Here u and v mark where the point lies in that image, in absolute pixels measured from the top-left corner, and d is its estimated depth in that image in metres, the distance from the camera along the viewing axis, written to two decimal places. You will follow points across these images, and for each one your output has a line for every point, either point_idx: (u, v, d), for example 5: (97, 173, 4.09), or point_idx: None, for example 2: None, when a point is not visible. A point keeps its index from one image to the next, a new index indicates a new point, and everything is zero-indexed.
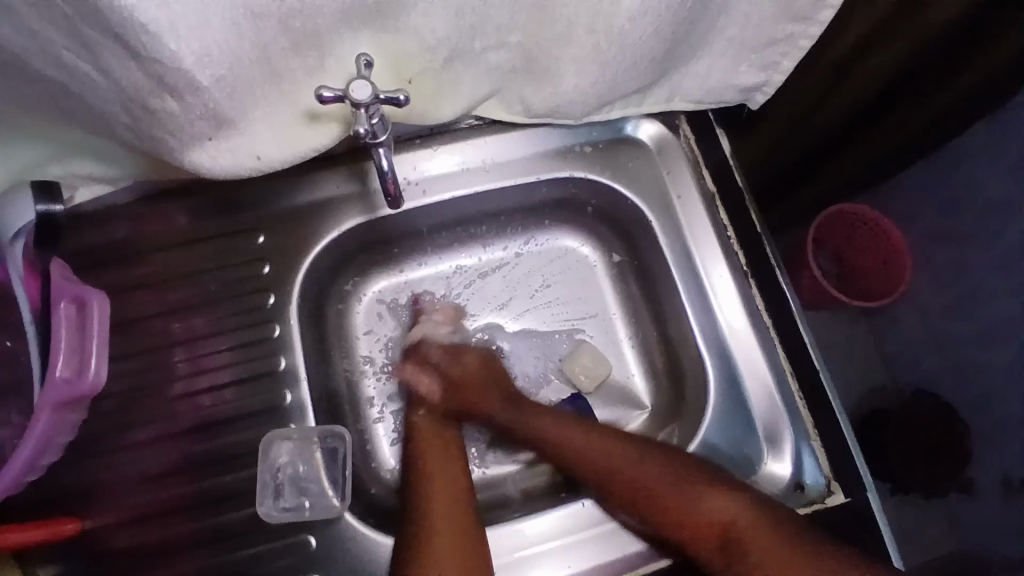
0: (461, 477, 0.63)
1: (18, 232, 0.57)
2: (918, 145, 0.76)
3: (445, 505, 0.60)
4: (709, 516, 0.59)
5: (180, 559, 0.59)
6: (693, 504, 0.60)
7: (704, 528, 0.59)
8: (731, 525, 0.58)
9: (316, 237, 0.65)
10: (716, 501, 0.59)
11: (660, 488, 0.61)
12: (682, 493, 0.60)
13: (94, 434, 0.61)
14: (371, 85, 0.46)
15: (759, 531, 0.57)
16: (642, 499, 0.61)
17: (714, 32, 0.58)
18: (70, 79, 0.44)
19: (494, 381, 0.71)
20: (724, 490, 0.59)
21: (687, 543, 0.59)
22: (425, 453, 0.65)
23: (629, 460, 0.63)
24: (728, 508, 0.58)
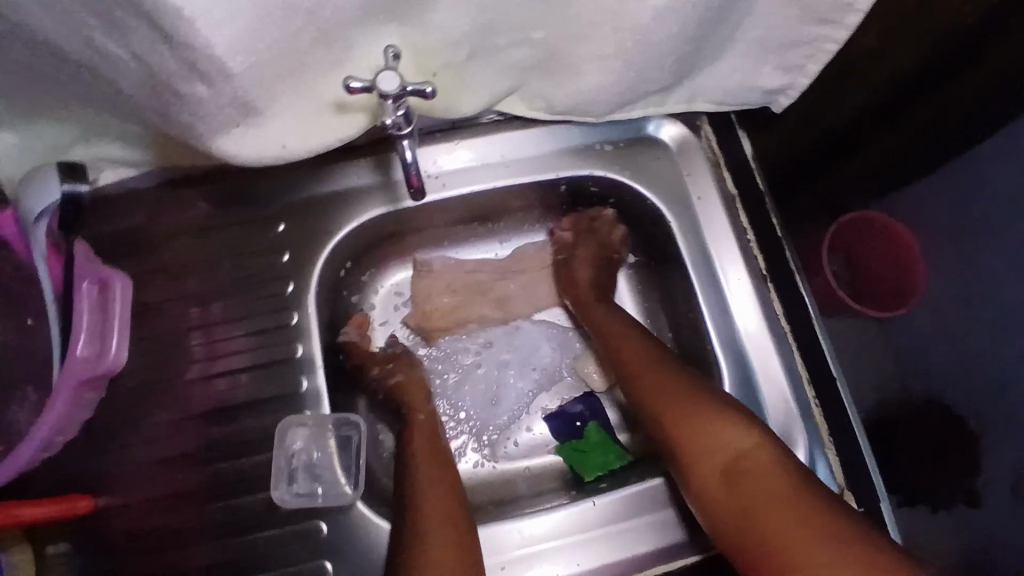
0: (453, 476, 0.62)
1: (43, 213, 0.58)
2: (932, 146, 0.75)
3: (439, 497, 0.58)
4: (719, 440, 0.55)
5: (193, 541, 0.60)
6: (708, 418, 0.56)
7: (713, 451, 0.55)
8: (740, 456, 0.54)
9: (336, 227, 0.66)
10: (730, 427, 0.55)
11: (681, 404, 0.58)
12: (703, 409, 0.57)
13: (111, 414, 0.62)
14: (399, 77, 0.47)
15: (767, 466, 0.52)
16: (663, 406, 0.59)
17: (741, 34, 0.58)
18: (102, 62, 0.44)
19: (597, 274, 0.74)
20: (744, 420, 0.55)
21: (689, 464, 0.56)
22: (421, 450, 0.63)
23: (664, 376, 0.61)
24: (740, 437, 0.54)
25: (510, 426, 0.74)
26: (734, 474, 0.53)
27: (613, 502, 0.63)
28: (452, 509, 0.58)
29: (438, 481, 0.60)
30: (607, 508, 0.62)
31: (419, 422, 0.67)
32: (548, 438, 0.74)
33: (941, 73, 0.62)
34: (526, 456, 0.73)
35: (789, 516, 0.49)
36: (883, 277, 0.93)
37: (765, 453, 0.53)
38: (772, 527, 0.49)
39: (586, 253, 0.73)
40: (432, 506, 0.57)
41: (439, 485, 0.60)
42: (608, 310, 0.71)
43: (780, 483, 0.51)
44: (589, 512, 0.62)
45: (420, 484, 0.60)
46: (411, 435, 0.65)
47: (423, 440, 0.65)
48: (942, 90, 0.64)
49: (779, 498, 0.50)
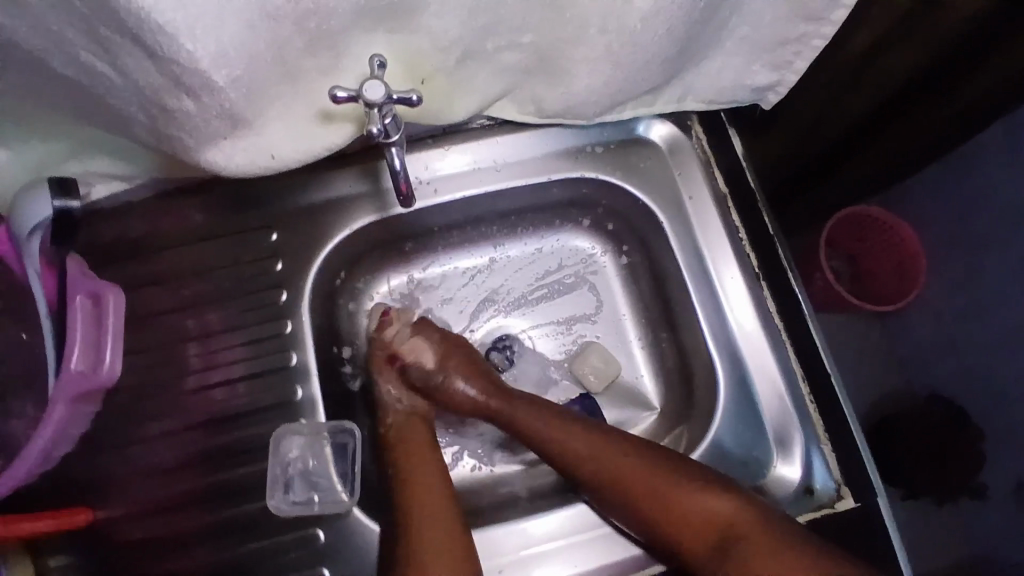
0: (434, 464, 0.65)
1: (34, 228, 0.56)
2: (933, 148, 0.74)
3: (428, 494, 0.61)
4: (702, 514, 0.57)
5: (192, 552, 0.60)
6: (685, 498, 0.58)
7: (699, 526, 0.57)
8: (726, 525, 0.56)
9: (328, 235, 0.66)
10: (708, 499, 0.57)
11: (648, 485, 0.59)
12: (673, 486, 0.59)
13: (109, 427, 0.62)
14: (385, 85, 0.47)
15: (754, 528, 0.55)
16: (630, 491, 0.60)
17: (728, 33, 0.58)
18: (88, 78, 0.45)
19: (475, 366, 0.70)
20: (718, 488, 0.58)
21: (681, 541, 0.58)
22: (398, 449, 0.66)
23: (619, 458, 0.61)
24: (720, 506, 0.57)
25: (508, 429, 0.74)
26: (727, 542, 0.56)
27: None
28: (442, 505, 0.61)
29: (426, 480, 0.63)
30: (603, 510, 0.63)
31: (398, 431, 0.68)
32: None
33: (941, 74, 0.62)
34: (525, 458, 0.73)
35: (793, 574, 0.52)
36: (881, 272, 0.93)
37: (747, 515, 0.56)
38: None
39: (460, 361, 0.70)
40: (416, 499, 0.61)
41: (429, 482, 0.62)
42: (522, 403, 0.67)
43: (770, 539, 0.54)
44: (584, 514, 0.63)
45: (410, 480, 0.63)
46: (393, 437, 0.67)
47: (403, 442, 0.66)
48: (940, 94, 0.64)
49: (775, 553, 0.53)
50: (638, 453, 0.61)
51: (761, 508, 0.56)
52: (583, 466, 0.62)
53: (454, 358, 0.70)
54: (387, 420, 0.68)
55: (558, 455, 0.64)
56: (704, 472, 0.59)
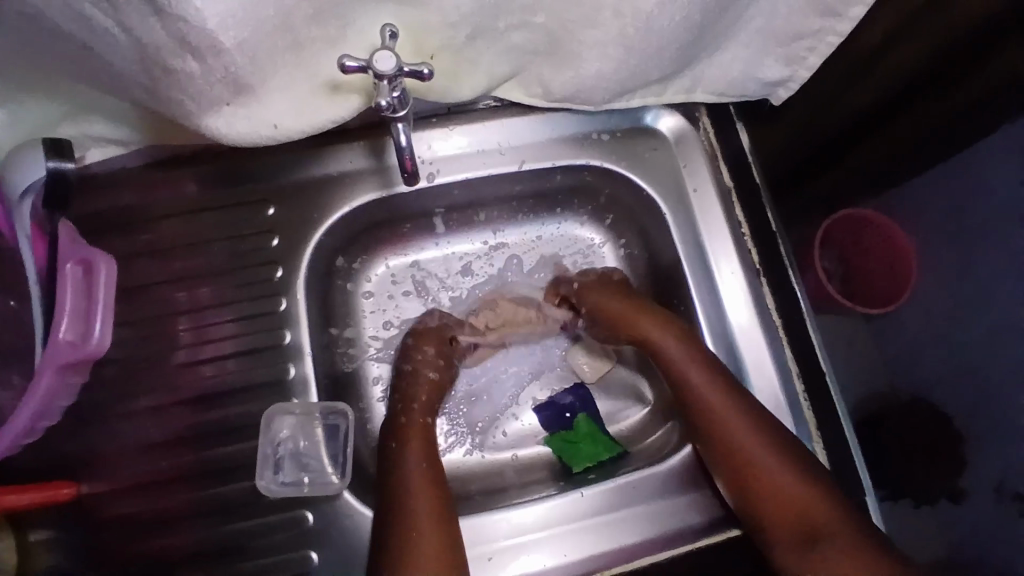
0: (438, 481, 0.60)
1: (26, 191, 0.55)
2: (925, 147, 0.75)
3: (428, 503, 0.57)
4: (786, 492, 0.56)
5: (179, 528, 0.59)
6: (779, 471, 0.57)
7: (786, 506, 0.56)
8: (807, 509, 0.55)
9: (325, 213, 0.65)
10: (791, 478, 0.56)
11: (749, 453, 0.58)
12: (764, 463, 0.58)
13: (94, 399, 0.60)
14: (395, 57, 0.45)
15: (838, 519, 0.54)
16: (731, 451, 0.59)
17: (742, 23, 0.57)
18: (87, 35, 0.43)
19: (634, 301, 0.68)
20: (814, 473, 0.57)
21: (759, 514, 0.57)
22: (415, 454, 0.61)
23: (728, 411, 0.60)
24: (807, 489, 0.56)
25: (501, 416, 0.74)
26: (814, 535, 0.53)
27: (599, 493, 0.63)
28: (439, 504, 0.58)
29: (429, 484, 0.59)
30: (595, 500, 0.62)
31: (420, 425, 0.65)
32: (538, 429, 0.73)
33: (949, 71, 0.61)
34: (516, 446, 0.72)
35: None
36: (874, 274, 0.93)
37: (838, 510, 0.54)
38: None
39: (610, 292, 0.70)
40: (421, 503, 0.57)
41: (428, 491, 0.58)
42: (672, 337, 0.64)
43: (854, 544, 0.52)
44: (577, 503, 0.62)
45: (410, 488, 0.58)
46: (407, 436, 0.63)
47: (420, 445, 0.62)
48: (948, 89, 0.63)
49: (854, 556, 0.51)
50: (744, 408, 0.60)
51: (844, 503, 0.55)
52: (698, 410, 0.61)
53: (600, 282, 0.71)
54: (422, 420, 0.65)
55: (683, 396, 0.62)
56: (789, 450, 0.58)
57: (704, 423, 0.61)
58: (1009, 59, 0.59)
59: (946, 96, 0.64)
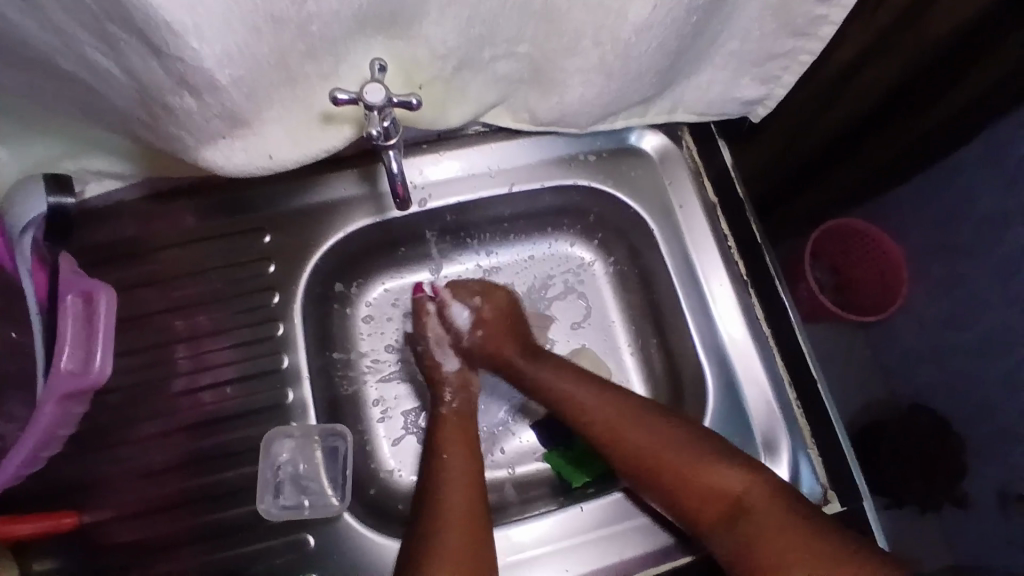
0: (476, 476, 0.61)
1: (26, 226, 0.57)
2: (906, 160, 0.77)
3: (460, 500, 0.58)
4: (713, 485, 0.57)
5: (178, 556, 0.59)
6: (702, 467, 0.58)
7: (714, 500, 0.57)
8: (739, 495, 0.56)
9: (321, 239, 0.66)
10: (718, 470, 0.58)
11: (670, 461, 0.59)
12: (686, 462, 0.59)
13: (94, 429, 0.61)
14: (385, 89, 0.47)
15: (768, 502, 0.55)
16: (655, 464, 0.59)
17: (718, 46, 0.59)
18: (87, 75, 0.45)
19: (514, 332, 0.70)
20: (742, 463, 0.58)
21: (693, 513, 0.58)
22: (447, 447, 0.63)
23: (642, 428, 0.61)
24: (733, 478, 0.57)
25: (499, 433, 0.74)
26: (742, 516, 0.56)
27: (599, 507, 0.63)
28: (470, 501, 0.59)
29: (462, 473, 0.61)
30: (594, 514, 0.63)
31: (443, 416, 0.67)
32: (536, 446, 0.74)
33: (925, 85, 0.64)
34: (514, 463, 0.73)
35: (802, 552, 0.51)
36: (865, 283, 0.95)
37: (766, 490, 0.56)
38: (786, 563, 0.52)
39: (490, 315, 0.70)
40: (450, 499, 0.58)
41: (462, 485, 0.60)
42: (546, 363, 0.68)
43: (781, 520, 0.54)
44: (576, 517, 0.63)
45: (444, 484, 0.60)
46: (441, 433, 0.65)
47: (456, 439, 0.64)
48: (926, 102, 0.66)
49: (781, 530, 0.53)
50: (658, 421, 0.61)
51: (773, 484, 0.56)
52: (614, 432, 0.62)
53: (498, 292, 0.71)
54: (440, 413, 0.67)
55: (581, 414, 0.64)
56: (709, 444, 0.59)
57: (620, 442, 0.61)
58: (991, 70, 0.61)
59: (924, 107, 0.66)
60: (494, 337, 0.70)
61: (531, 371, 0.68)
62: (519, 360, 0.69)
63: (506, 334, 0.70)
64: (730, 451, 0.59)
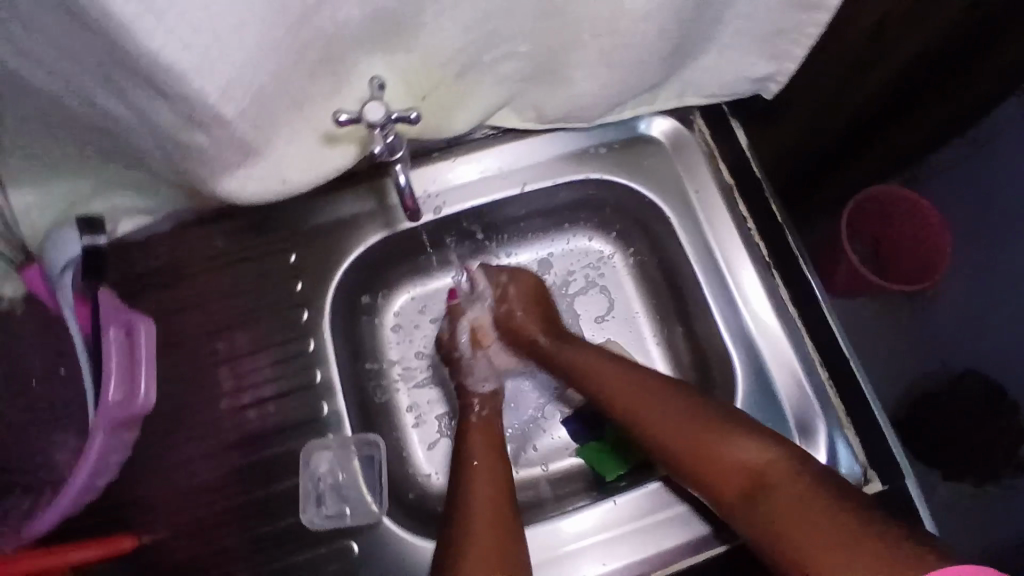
0: (505, 479, 0.62)
1: (66, 265, 0.60)
2: (944, 116, 0.73)
3: (487, 498, 0.59)
4: (736, 461, 0.53)
5: (232, 568, 0.61)
6: (727, 442, 0.54)
7: (736, 477, 0.53)
8: (762, 469, 0.52)
9: (342, 254, 0.68)
10: (746, 445, 0.54)
11: (691, 434, 0.56)
12: (710, 435, 0.55)
13: (144, 453, 0.64)
14: (383, 106, 0.48)
15: (794, 480, 0.50)
16: (673, 440, 0.57)
17: (721, 26, 0.58)
18: (102, 119, 0.47)
19: (542, 307, 0.73)
20: (766, 439, 0.54)
21: (716, 488, 0.54)
22: (475, 454, 0.64)
23: (657, 405, 0.60)
24: (758, 453, 0.53)
25: (530, 432, 0.75)
26: (761, 493, 0.50)
27: (636, 500, 0.63)
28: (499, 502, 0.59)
29: (492, 472, 0.62)
30: (630, 507, 0.63)
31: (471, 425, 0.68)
32: (568, 442, 0.74)
33: (956, 40, 0.60)
34: (547, 460, 0.73)
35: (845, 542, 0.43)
36: (902, 252, 0.92)
37: (793, 467, 0.51)
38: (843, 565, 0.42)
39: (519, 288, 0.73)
40: (479, 497, 0.58)
41: (489, 486, 0.60)
42: (571, 345, 0.69)
43: (810, 494, 0.48)
44: (612, 511, 0.63)
45: (475, 483, 0.60)
46: (470, 439, 0.66)
47: (483, 442, 0.65)
48: (958, 55, 0.62)
49: (808, 504, 0.47)
50: (674, 398, 0.59)
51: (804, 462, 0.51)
52: (627, 411, 0.61)
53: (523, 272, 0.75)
54: (468, 419, 0.68)
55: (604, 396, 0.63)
56: (748, 423, 0.56)
57: (637, 421, 0.60)
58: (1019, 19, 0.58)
59: (955, 60, 0.63)
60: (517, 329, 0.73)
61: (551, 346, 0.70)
62: (542, 341, 0.71)
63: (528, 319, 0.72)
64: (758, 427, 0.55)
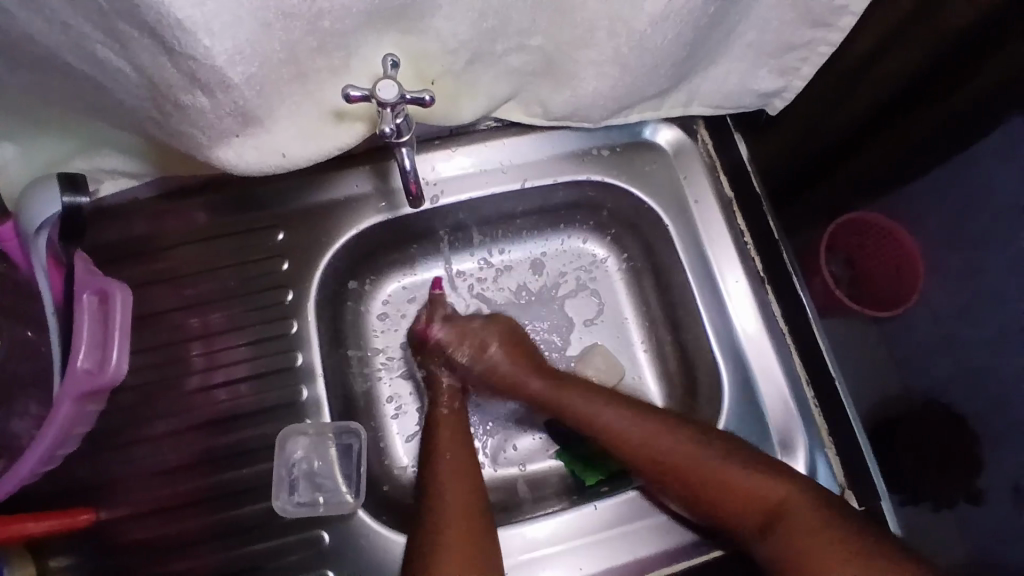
0: (473, 474, 0.61)
1: (42, 225, 0.56)
2: (920, 153, 0.76)
3: (458, 496, 0.59)
4: (757, 491, 0.56)
5: (195, 551, 0.59)
6: (742, 479, 0.57)
7: (753, 504, 0.56)
8: (781, 504, 0.56)
9: (333, 236, 0.66)
10: (758, 479, 0.57)
11: (700, 474, 0.58)
12: (723, 470, 0.58)
13: (110, 427, 0.62)
14: (398, 85, 0.47)
15: (810, 508, 0.55)
16: (687, 479, 0.59)
17: (733, 38, 0.58)
18: (99, 72, 0.45)
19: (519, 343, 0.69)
20: (766, 467, 0.57)
21: (733, 520, 0.57)
22: (443, 448, 0.63)
23: (666, 436, 0.60)
24: (775, 486, 0.56)
25: (511, 430, 0.74)
26: (777, 525, 0.55)
27: (614, 505, 0.63)
28: (471, 502, 0.59)
29: (457, 479, 0.60)
30: (608, 513, 0.63)
31: (441, 415, 0.66)
32: (549, 444, 0.73)
33: (946, 79, 0.62)
34: (525, 461, 0.72)
35: (847, 557, 0.51)
36: (882, 278, 0.93)
37: (804, 495, 0.55)
38: (832, 570, 0.51)
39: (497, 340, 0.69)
40: (452, 499, 0.58)
41: (458, 483, 0.60)
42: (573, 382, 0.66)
43: (825, 521, 0.54)
44: (590, 515, 0.62)
45: (443, 479, 0.60)
46: (437, 430, 0.65)
47: (449, 434, 0.64)
48: (942, 96, 0.64)
49: (829, 539, 0.53)
50: (680, 432, 0.60)
51: (803, 485, 0.56)
52: (632, 449, 0.61)
53: (487, 328, 0.69)
54: (439, 410, 0.67)
55: (605, 435, 0.62)
56: (753, 456, 0.58)
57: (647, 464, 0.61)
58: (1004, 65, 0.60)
59: (941, 101, 0.65)
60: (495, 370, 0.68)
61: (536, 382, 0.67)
62: (535, 385, 0.67)
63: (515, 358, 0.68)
64: (763, 457, 0.58)
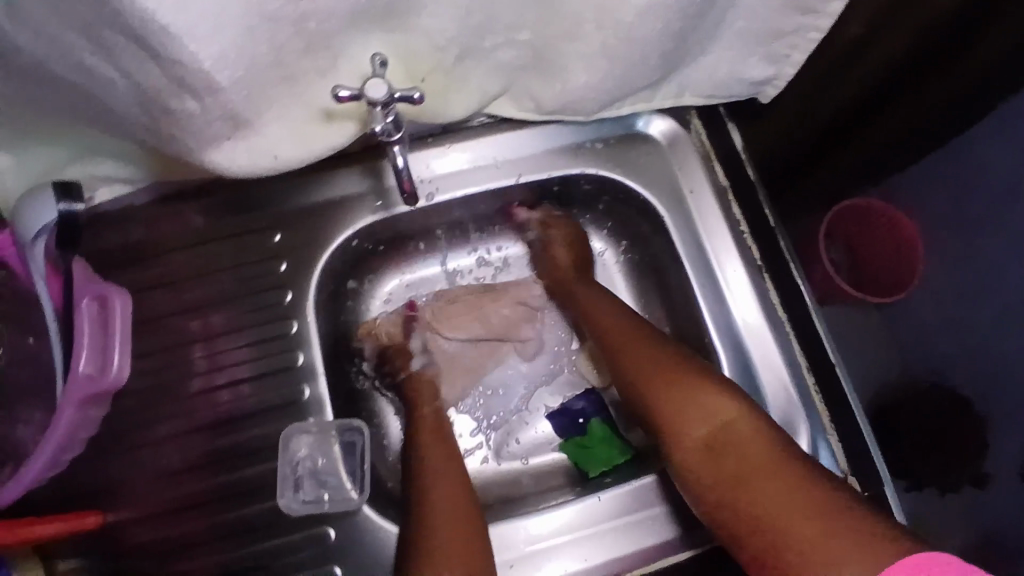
0: (457, 469, 0.62)
1: (39, 233, 0.58)
2: (919, 134, 0.75)
3: (446, 489, 0.59)
4: (705, 414, 0.57)
5: (201, 552, 0.60)
6: (699, 398, 0.57)
7: (697, 425, 0.57)
8: (725, 427, 0.56)
9: (329, 236, 0.66)
10: (717, 398, 0.57)
11: (662, 386, 0.60)
12: (688, 386, 0.58)
13: (115, 432, 0.62)
14: (387, 83, 0.47)
15: (753, 435, 0.55)
16: (651, 392, 0.60)
17: (723, 27, 0.58)
18: (88, 81, 0.45)
19: (581, 255, 0.74)
20: (731, 391, 0.57)
21: (676, 441, 0.58)
22: (427, 445, 0.64)
23: (645, 354, 0.62)
24: (725, 407, 0.56)
25: (513, 424, 0.74)
26: (718, 446, 0.55)
27: (617, 496, 0.63)
28: (457, 499, 0.59)
29: (442, 473, 0.61)
30: (613, 503, 0.63)
31: (420, 421, 0.67)
32: (552, 436, 0.74)
33: (938, 60, 0.62)
34: (528, 454, 0.73)
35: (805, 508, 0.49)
36: (882, 266, 0.93)
37: (751, 421, 0.55)
38: (790, 519, 0.49)
39: (562, 234, 0.73)
40: (440, 493, 0.59)
41: (445, 476, 0.60)
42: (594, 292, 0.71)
43: (767, 454, 0.53)
44: (594, 506, 0.63)
45: (429, 474, 0.61)
46: (418, 435, 0.65)
47: (430, 439, 0.65)
48: (937, 71, 0.63)
49: (779, 475, 0.52)
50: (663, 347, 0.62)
51: (762, 421, 0.55)
52: (620, 358, 0.64)
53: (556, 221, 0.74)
54: (416, 416, 0.68)
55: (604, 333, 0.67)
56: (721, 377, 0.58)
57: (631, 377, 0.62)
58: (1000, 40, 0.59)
59: (937, 76, 0.64)
60: (560, 274, 0.74)
61: (579, 287, 0.72)
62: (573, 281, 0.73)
63: (568, 267, 0.73)
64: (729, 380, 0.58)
